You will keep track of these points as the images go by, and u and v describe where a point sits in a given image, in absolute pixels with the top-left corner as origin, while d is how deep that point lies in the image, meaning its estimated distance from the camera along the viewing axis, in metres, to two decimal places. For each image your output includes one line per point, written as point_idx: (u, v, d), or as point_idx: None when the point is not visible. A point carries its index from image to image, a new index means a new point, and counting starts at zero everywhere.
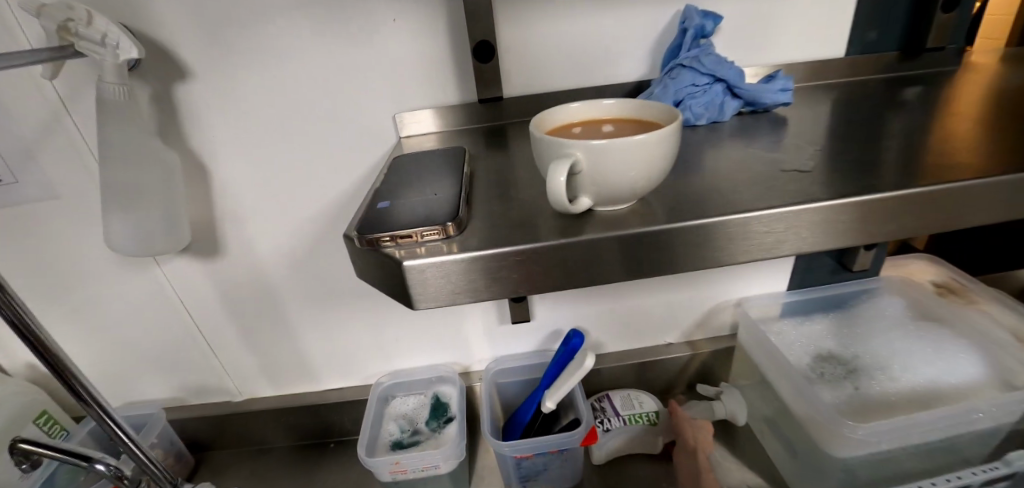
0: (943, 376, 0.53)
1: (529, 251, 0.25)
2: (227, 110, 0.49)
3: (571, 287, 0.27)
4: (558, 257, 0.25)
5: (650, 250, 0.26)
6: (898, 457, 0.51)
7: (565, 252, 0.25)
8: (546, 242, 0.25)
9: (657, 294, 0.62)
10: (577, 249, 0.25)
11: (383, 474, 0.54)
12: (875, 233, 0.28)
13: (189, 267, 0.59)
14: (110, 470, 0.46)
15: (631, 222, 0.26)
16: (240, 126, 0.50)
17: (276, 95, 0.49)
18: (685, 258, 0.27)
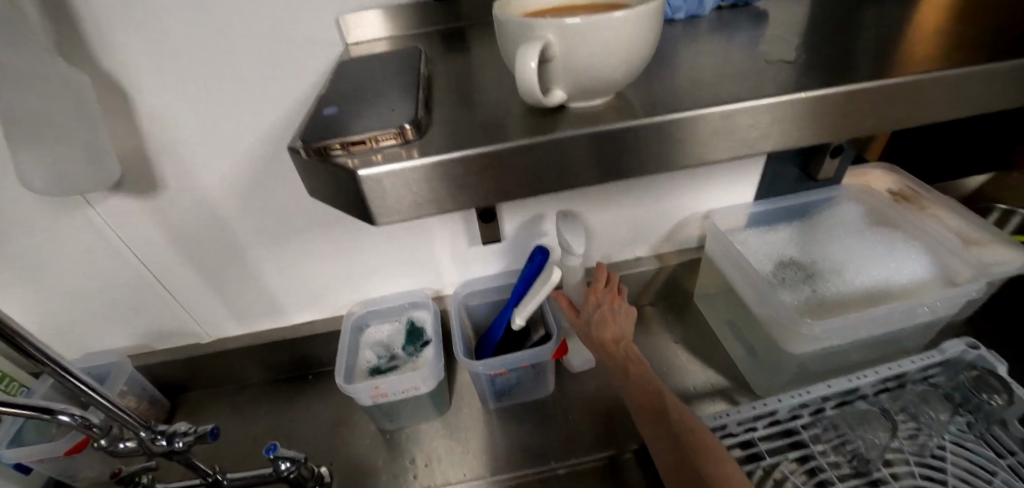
0: (894, 277, 0.56)
1: (496, 153, 0.23)
2: (141, 24, 0.42)
3: (545, 192, 0.26)
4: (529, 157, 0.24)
5: (632, 150, 0.25)
6: (851, 350, 0.55)
7: (534, 152, 0.23)
8: (513, 142, 0.23)
9: (629, 209, 0.62)
10: (547, 149, 0.23)
11: (363, 400, 0.54)
12: (858, 128, 0.28)
13: (128, 205, 0.53)
14: (77, 420, 0.41)
15: (608, 117, 0.25)
16: (161, 45, 0.43)
17: (200, 6, 0.42)
18: (668, 156, 0.26)
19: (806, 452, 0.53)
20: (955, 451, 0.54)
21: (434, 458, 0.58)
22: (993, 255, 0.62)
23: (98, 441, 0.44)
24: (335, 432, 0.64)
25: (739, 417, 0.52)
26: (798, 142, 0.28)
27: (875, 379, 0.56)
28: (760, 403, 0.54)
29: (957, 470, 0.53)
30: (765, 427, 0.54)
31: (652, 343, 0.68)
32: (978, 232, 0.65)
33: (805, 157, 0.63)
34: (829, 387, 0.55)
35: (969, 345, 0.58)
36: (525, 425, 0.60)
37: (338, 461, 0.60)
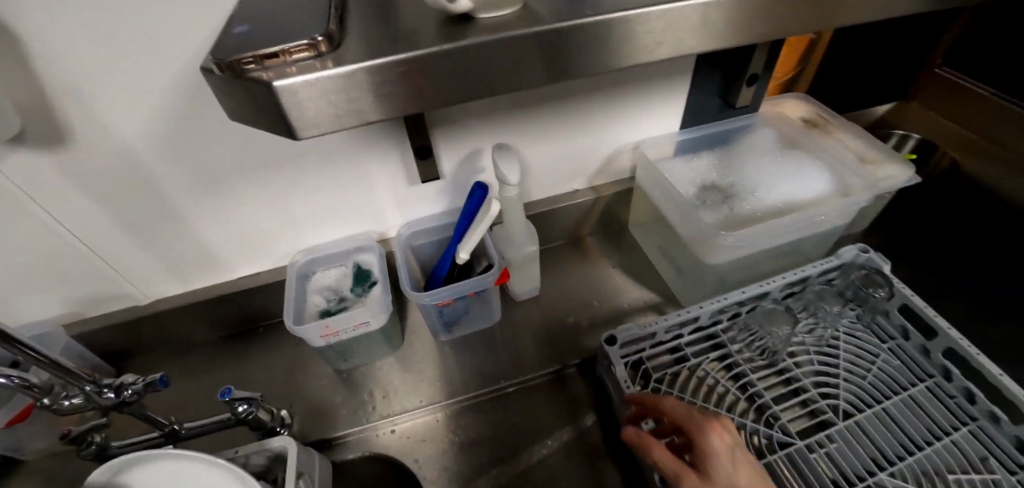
0: (799, 193, 0.63)
1: (409, 61, 0.25)
2: None
3: (462, 102, 0.28)
4: (437, 67, 0.26)
5: (535, 55, 0.28)
6: (759, 258, 0.63)
7: (448, 61, 0.26)
8: (421, 53, 0.25)
9: (563, 142, 0.65)
10: (457, 58, 0.26)
11: (315, 340, 0.56)
12: (734, 40, 0.32)
13: (37, 160, 0.50)
14: (15, 381, 0.40)
15: (517, 26, 0.28)
16: None
17: None
18: (571, 60, 0.29)
19: (724, 351, 0.62)
20: (847, 339, 0.65)
21: (393, 388, 0.62)
22: (884, 173, 0.69)
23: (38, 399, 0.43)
24: (292, 376, 0.66)
25: (666, 324, 0.59)
26: (684, 53, 0.32)
27: (781, 283, 0.64)
28: (685, 311, 0.61)
29: (847, 354, 0.63)
30: (689, 333, 0.62)
31: (591, 269, 0.73)
32: (875, 152, 0.72)
33: (724, 86, 0.68)
34: (743, 293, 0.62)
35: (860, 249, 0.68)
36: (475, 350, 0.65)
37: (297, 403, 0.62)
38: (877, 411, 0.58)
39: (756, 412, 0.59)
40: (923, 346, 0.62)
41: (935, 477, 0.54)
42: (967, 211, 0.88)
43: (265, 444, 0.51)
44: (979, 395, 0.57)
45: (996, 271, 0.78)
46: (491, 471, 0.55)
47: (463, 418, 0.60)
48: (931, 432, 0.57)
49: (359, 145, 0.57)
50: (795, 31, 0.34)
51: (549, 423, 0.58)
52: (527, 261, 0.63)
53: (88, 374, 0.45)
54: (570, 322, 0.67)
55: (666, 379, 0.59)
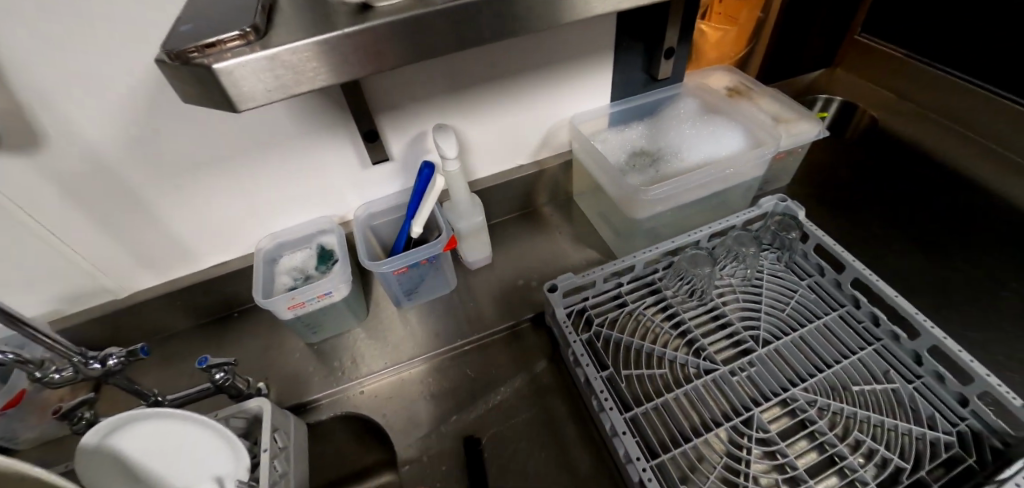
0: (716, 152, 0.70)
1: (319, 44, 0.32)
2: None
3: (374, 74, 0.35)
4: (346, 46, 0.33)
5: (430, 31, 0.34)
6: (678, 212, 0.71)
7: (348, 41, 0.32)
8: (331, 37, 0.32)
9: (502, 119, 0.72)
10: (360, 38, 0.33)
11: (283, 313, 0.61)
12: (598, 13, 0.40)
13: (12, 164, 0.54)
14: (9, 356, 0.46)
15: (412, 9, 0.34)
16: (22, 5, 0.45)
17: None
18: (463, 37, 0.36)
19: (659, 295, 0.69)
20: (769, 278, 0.72)
21: (361, 354, 0.68)
22: (797, 128, 0.76)
23: (32, 372, 0.49)
24: (269, 352, 0.71)
25: (604, 272, 0.67)
26: (557, 26, 0.39)
27: (706, 232, 0.72)
28: (621, 261, 0.68)
29: (769, 292, 0.70)
30: (627, 282, 0.70)
31: (540, 236, 0.81)
32: (789, 111, 0.80)
33: (646, 59, 0.75)
34: (673, 242, 0.70)
35: (779, 199, 0.75)
36: (436, 314, 0.72)
37: (273, 375, 0.68)
38: (795, 338, 0.65)
39: (686, 346, 0.65)
40: (835, 280, 0.70)
41: (843, 390, 0.61)
42: (881, 162, 0.97)
43: (242, 407, 0.56)
44: (880, 317, 0.65)
45: (902, 212, 0.88)
46: (452, 416, 0.62)
47: (425, 374, 0.66)
48: (840, 352, 0.64)
49: (312, 133, 0.64)
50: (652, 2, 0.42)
51: (503, 372, 0.65)
52: (474, 231, 0.70)
53: (76, 347, 0.50)
54: (520, 284, 0.74)
55: (606, 322, 0.66)
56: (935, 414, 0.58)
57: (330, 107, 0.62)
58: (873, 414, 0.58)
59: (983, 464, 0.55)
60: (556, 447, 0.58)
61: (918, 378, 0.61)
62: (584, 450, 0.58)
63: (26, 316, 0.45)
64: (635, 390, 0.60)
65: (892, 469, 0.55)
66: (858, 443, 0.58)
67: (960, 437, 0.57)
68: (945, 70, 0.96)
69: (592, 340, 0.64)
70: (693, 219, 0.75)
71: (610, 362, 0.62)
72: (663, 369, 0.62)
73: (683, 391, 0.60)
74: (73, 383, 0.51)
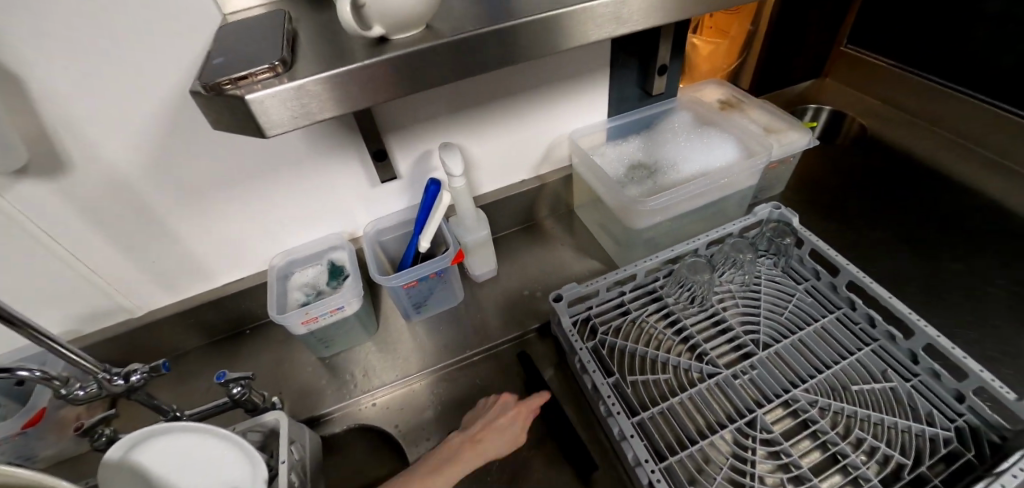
0: (710, 162, 0.73)
1: (340, 75, 0.34)
2: (27, 23, 0.47)
3: (390, 100, 0.38)
4: (365, 77, 0.35)
5: (441, 59, 0.37)
6: (676, 221, 0.74)
7: (367, 71, 0.35)
8: (350, 70, 0.34)
9: (504, 136, 0.75)
10: (377, 70, 0.35)
11: (297, 328, 0.63)
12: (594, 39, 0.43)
13: (40, 188, 0.57)
14: (36, 374, 0.48)
15: (423, 41, 0.37)
16: (54, 42, 0.49)
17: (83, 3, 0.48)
18: (471, 64, 0.39)
19: (661, 303, 0.71)
20: (767, 283, 0.74)
21: (372, 366, 0.70)
22: (787, 138, 0.79)
23: (58, 389, 0.50)
24: (281, 366, 0.73)
25: (608, 281, 0.69)
26: (556, 51, 0.42)
27: (704, 240, 0.74)
28: (623, 270, 0.70)
29: (768, 296, 0.72)
30: (630, 291, 0.72)
31: (543, 248, 0.83)
32: (779, 122, 0.83)
33: (641, 76, 0.78)
34: (673, 251, 0.73)
35: (774, 206, 0.77)
36: (444, 326, 0.74)
37: (286, 390, 0.69)
38: (794, 340, 0.67)
39: (689, 351, 0.67)
40: (831, 283, 0.72)
41: (843, 391, 0.63)
42: (871, 168, 1.00)
43: (258, 420, 0.58)
44: (876, 318, 0.67)
45: (894, 216, 0.90)
46: None
47: (435, 385, 0.68)
48: (839, 354, 0.66)
49: (323, 153, 0.67)
50: (643, 26, 0.45)
51: (511, 381, 0.67)
52: (480, 244, 0.72)
53: (99, 364, 0.52)
54: (525, 294, 0.76)
55: (611, 330, 0.68)
56: (933, 411, 0.60)
57: (340, 128, 0.65)
58: (873, 412, 0.60)
59: (981, 458, 0.56)
60: (565, 453, 0.60)
61: (915, 376, 0.63)
62: (593, 454, 0.59)
63: (52, 332, 0.47)
64: (641, 395, 0.62)
65: (893, 466, 0.57)
66: (859, 441, 0.59)
67: (958, 432, 0.59)
68: (932, 79, 1.00)
69: (597, 347, 0.65)
70: (691, 228, 0.78)
71: (616, 368, 0.64)
72: (667, 374, 0.64)
73: (688, 395, 0.61)
74: (97, 400, 0.52)
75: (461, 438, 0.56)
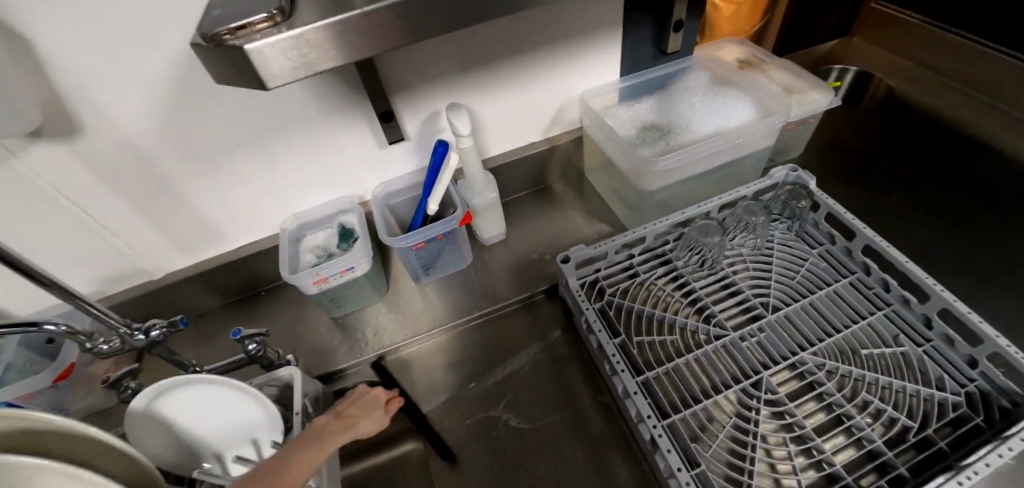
0: (726, 122, 0.71)
1: (341, 23, 0.34)
2: None
3: (392, 49, 0.37)
4: (364, 24, 0.35)
5: (444, 6, 0.36)
6: (688, 183, 0.72)
7: (367, 19, 0.34)
8: (347, 17, 0.33)
9: (514, 96, 0.73)
10: (377, 16, 0.34)
11: (308, 287, 0.65)
12: None
13: (56, 151, 0.58)
14: (61, 328, 0.50)
15: None
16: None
17: None
18: (475, 11, 0.38)
19: (670, 266, 0.71)
20: (780, 247, 0.73)
21: (382, 326, 0.72)
22: (809, 98, 0.76)
23: (83, 342, 0.53)
24: (296, 325, 0.75)
25: (617, 243, 0.68)
26: None
27: (716, 203, 0.73)
28: (632, 232, 0.70)
29: (780, 260, 0.71)
30: (639, 254, 0.72)
31: (553, 212, 0.83)
32: (802, 82, 0.79)
33: (656, 33, 0.75)
34: (684, 214, 0.72)
35: (790, 169, 0.75)
36: (453, 288, 0.75)
37: (301, 348, 0.71)
38: (804, 304, 0.67)
39: (697, 314, 0.67)
40: (846, 248, 0.70)
41: (851, 354, 0.62)
42: (896, 130, 0.96)
43: (273, 375, 0.60)
44: (891, 283, 0.65)
45: (917, 181, 0.87)
46: (471, 382, 0.65)
47: (444, 344, 0.69)
48: (851, 318, 0.65)
49: (330, 114, 0.66)
50: None
51: (519, 341, 0.68)
52: (488, 207, 0.72)
53: (119, 319, 0.54)
54: (534, 258, 0.77)
55: (618, 292, 0.68)
56: (944, 376, 0.59)
57: (345, 88, 0.64)
58: (881, 376, 0.60)
59: (991, 423, 0.56)
60: (571, 410, 0.61)
61: (928, 342, 0.62)
62: (598, 411, 0.61)
63: (78, 290, 0.49)
64: (647, 356, 0.63)
65: (898, 429, 0.57)
66: (865, 404, 0.59)
67: (968, 397, 0.58)
68: (967, 36, 0.94)
69: (604, 308, 0.66)
70: (703, 191, 0.76)
71: (623, 329, 0.64)
72: (674, 335, 0.64)
73: (693, 356, 0.62)
74: (120, 353, 0.55)
75: (326, 418, 0.50)
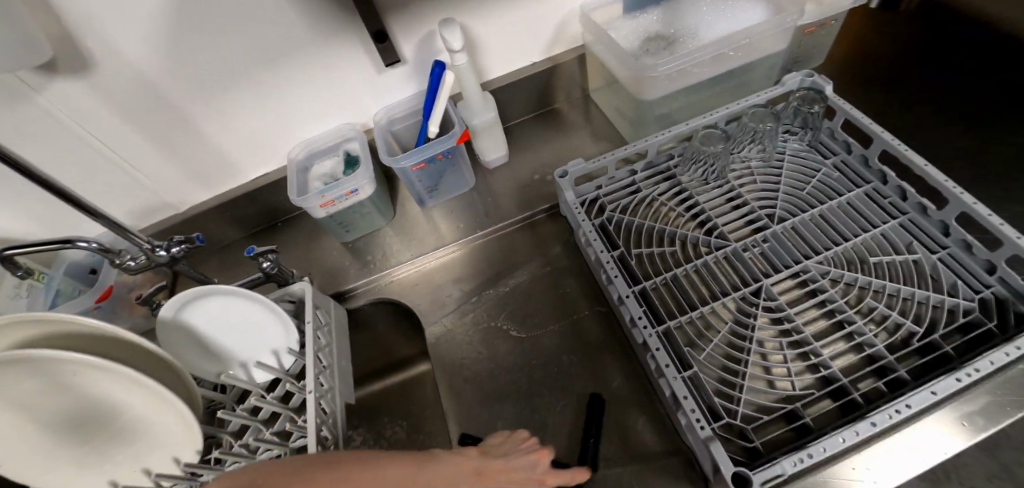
0: (734, 27, 0.68)
1: None
2: None
3: None
4: None
5: None
6: (690, 94, 0.70)
7: None
8: None
9: (510, 11, 0.71)
10: None
11: (317, 210, 0.68)
12: None
13: (70, 86, 0.61)
14: (91, 246, 0.56)
15: None
16: None
17: None
18: None
19: (674, 182, 0.69)
20: (791, 158, 0.70)
21: (390, 249, 0.75)
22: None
23: (113, 259, 0.59)
24: (311, 251, 0.79)
25: (617, 157, 0.67)
26: None
27: (723, 113, 0.70)
28: (634, 146, 0.68)
29: (790, 172, 0.69)
30: (641, 170, 0.71)
31: (557, 134, 0.82)
32: None
33: None
34: (689, 126, 0.69)
35: (806, 74, 0.71)
36: (457, 211, 0.77)
37: (316, 270, 0.75)
38: (813, 214, 0.64)
39: (699, 227, 0.66)
40: (863, 156, 0.67)
41: (860, 263, 0.60)
42: (933, 34, 0.88)
43: (288, 290, 0.64)
44: (908, 190, 0.62)
45: (952, 86, 0.80)
46: (475, 298, 0.67)
47: (446, 265, 0.72)
48: (862, 227, 0.63)
49: (325, 39, 0.66)
50: None
51: (521, 259, 0.70)
52: (487, 127, 0.72)
53: (144, 237, 0.59)
54: (537, 180, 0.77)
55: (618, 207, 0.67)
56: (957, 282, 0.56)
57: (337, 8, 0.64)
58: (889, 283, 0.58)
59: (1004, 329, 0.53)
60: (569, 321, 0.63)
61: (944, 249, 0.59)
62: (594, 321, 0.62)
63: (107, 212, 0.55)
64: (646, 268, 0.63)
65: (903, 334, 0.55)
66: (870, 310, 0.58)
67: (983, 303, 0.55)
68: None
69: (603, 223, 0.66)
70: (709, 103, 0.73)
71: (621, 243, 0.65)
72: (673, 247, 0.64)
73: (692, 267, 0.62)
74: (147, 269, 0.61)
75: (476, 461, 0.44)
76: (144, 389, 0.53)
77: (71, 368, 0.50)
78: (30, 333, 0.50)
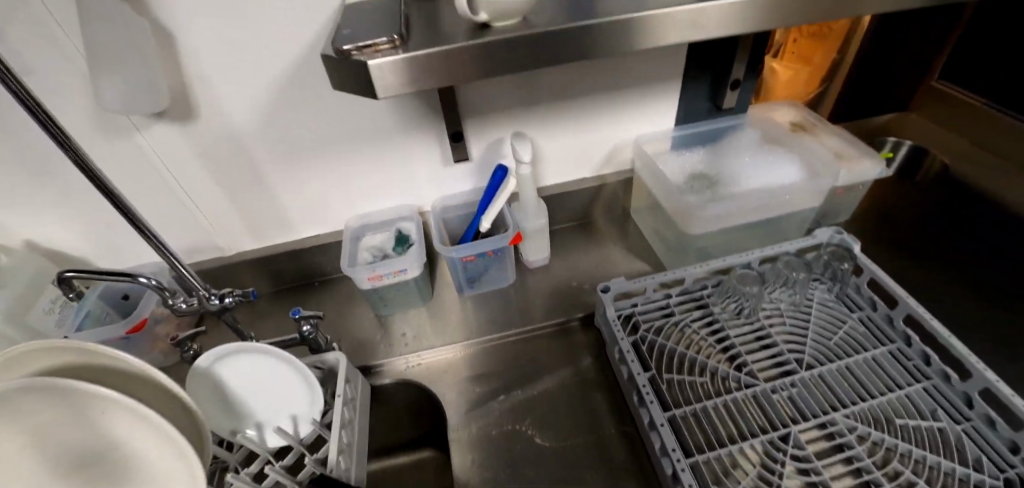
0: (773, 178, 0.74)
1: (440, 51, 0.43)
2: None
3: (489, 73, 0.45)
4: (460, 56, 0.43)
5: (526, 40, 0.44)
6: (728, 231, 0.75)
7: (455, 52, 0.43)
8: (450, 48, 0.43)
9: (572, 133, 0.79)
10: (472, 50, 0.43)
11: (363, 282, 0.71)
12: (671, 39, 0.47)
13: (168, 132, 0.67)
14: (152, 283, 0.59)
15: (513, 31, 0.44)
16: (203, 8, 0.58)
17: None
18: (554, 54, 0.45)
19: (707, 311, 0.72)
20: (819, 306, 0.74)
21: (422, 330, 0.76)
22: (858, 167, 0.76)
23: (166, 299, 0.62)
24: (342, 319, 0.80)
25: (657, 280, 0.72)
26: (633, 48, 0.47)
27: (758, 255, 0.76)
28: (673, 273, 0.75)
29: (819, 320, 0.72)
30: (677, 296, 0.74)
31: (595, 245, 0.86)
32: (853, 148, 0.79)
33: (712, 90, 0.80)
34: (725, 262, 0.75)
35: (836, 231, 0.78)
36: (491, 304, 0.79)
37: (345, 339, 0.76)
38: (839, 366, 0.66)
39: (728, 360, 0.68)
40: (887, 316, 0.70)
41: (886, 423, 0.60)
42: (948, 207, 0.95)
43: (321, 358, 0.64)
44: (932, 356, 0.64)
45: (969, 259, 0.85)
46: (500, 395, 0.68)
47: (475, 356, 0.73)
48: (887, 387, 0.64)
49: (406, 131, 0.73)
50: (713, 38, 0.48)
51: (549, 363, 0.71)
52: (536, 231, 0.77)
53: (203, 283, 0.62)
54: (572, 286, 0.80)
55: (652, 328, 0.70)
56: (981, 457, 0.56)
57: (422, 107, 0.71)
58: (915, 448, 0.57)
59: None
60: (593, 435, 0.62)
61: (967, 420, 0.59)
62: (618, 440, 0.62)
63: (176, 255, 0.58)
64: (677, 395, 0.63)
65: None
66: (896, 474, 0.56)
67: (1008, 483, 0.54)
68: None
69: (637, 342, 0.68)
70: (742, 242, 0.79)
71: (653, 364, 0.66)
72: (704, 377, 0.65)
73: (722, 401, 0.63)
74: (194, 313, 0.63)
75: None
76: (157, 435, 0.52)
77: (94, 404, 0.50)
78: (58, 362, 0.51)
